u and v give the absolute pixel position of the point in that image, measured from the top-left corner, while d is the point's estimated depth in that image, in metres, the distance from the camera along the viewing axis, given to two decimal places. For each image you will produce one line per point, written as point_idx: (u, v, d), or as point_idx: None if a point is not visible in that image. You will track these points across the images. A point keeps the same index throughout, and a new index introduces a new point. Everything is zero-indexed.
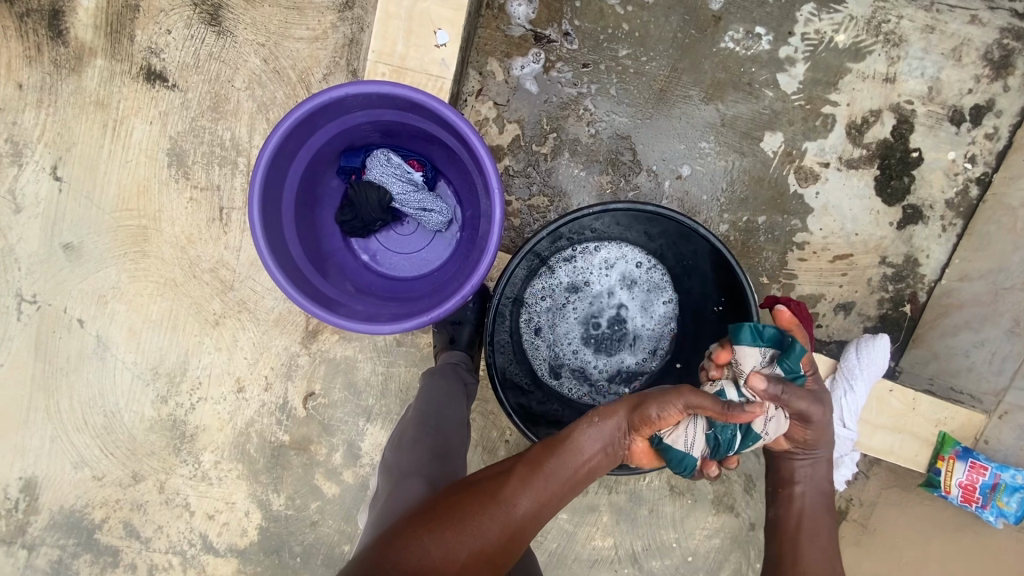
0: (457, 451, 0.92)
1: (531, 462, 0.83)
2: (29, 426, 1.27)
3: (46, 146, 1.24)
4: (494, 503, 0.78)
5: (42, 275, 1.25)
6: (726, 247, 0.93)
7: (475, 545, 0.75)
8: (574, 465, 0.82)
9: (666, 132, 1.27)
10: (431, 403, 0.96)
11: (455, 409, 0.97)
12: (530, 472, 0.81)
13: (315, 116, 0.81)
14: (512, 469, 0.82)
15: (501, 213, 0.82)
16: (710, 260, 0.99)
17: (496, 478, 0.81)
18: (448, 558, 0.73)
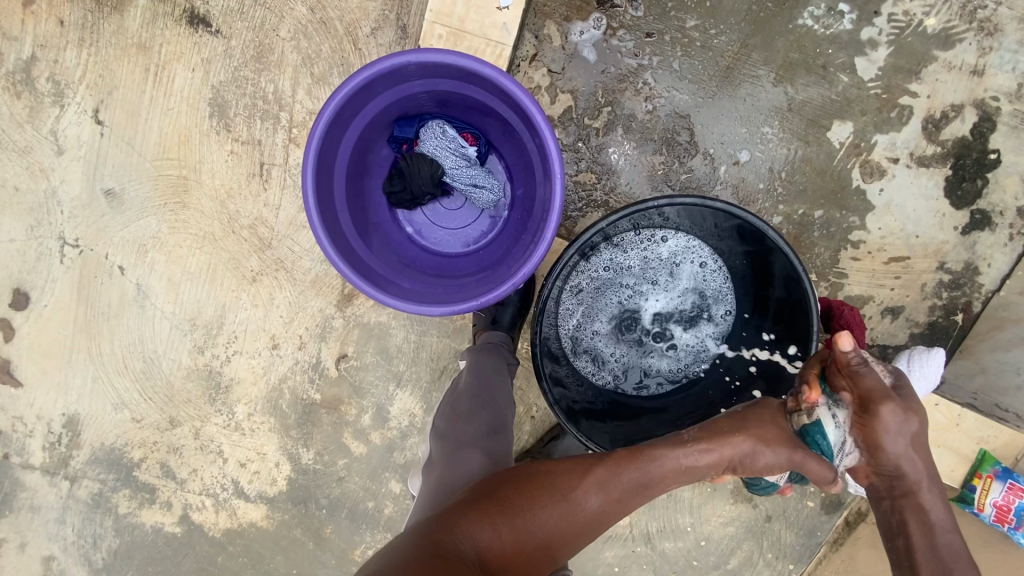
0: (508, 425, 0.94)
1: (613, 466, 0.81)
2: (72, 366, 1.31)
3: (88, 88, 1.21)
4: (561, 501, 0.78)
5: (84, 219, 1.25)
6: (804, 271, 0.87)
7: (536, 539, 0.75)
8: (660, 479, 0.81)
9: (728, 113, 1.20)
10: (481, 377, 0.97)
11: (503, 383, 0.98)
12: (607, 474, 0.80)
13: (371, 84, 0.77)
14: (590, 468, 0.81)
15: (561, 199, 0.78)
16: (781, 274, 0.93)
17: (565, 471, 0.81)
18: (510, 546, 0.74)
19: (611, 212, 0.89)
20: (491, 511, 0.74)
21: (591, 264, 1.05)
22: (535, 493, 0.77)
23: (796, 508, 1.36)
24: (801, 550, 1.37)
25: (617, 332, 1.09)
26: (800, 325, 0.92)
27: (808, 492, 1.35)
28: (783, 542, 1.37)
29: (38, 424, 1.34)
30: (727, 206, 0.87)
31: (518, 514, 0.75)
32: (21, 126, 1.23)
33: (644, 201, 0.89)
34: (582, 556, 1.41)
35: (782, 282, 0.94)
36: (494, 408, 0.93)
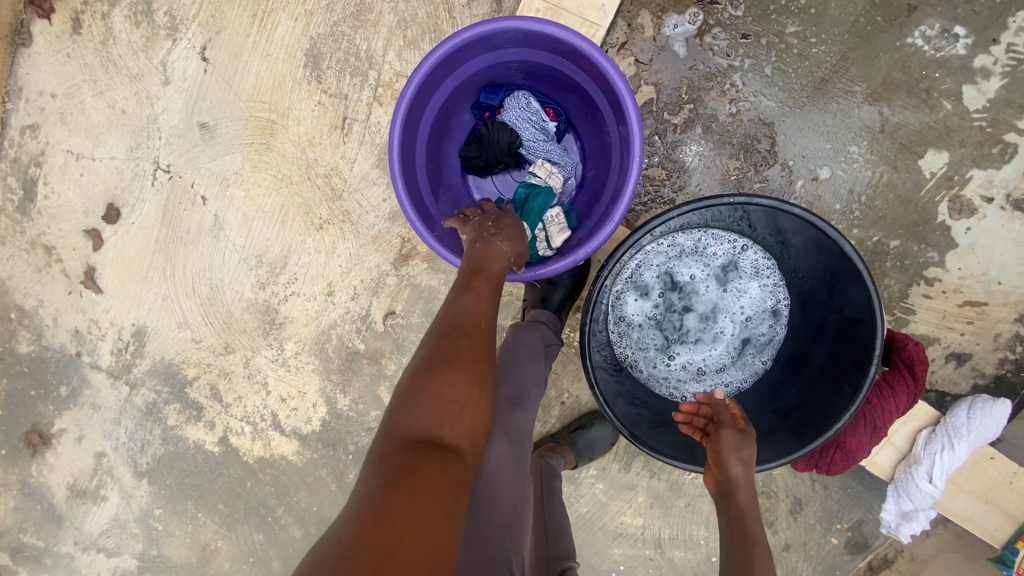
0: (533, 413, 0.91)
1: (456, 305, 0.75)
2: (147, 282, 1.41)
3: (200, 27, 1.29)
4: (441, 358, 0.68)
5: (177, 148, 1.34)
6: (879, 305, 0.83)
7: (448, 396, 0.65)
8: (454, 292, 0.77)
9: (815, 127, 1.16)
10: (515, 360, 0.94)
11: (533, 370, 0.94)
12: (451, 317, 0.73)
13: (468, 46, 0.80)
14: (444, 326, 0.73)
15: (635, 184, 0.79)
16: (850, 301, 0.89)
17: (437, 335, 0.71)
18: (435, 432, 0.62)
19: (684, 202, 0.86)
20: (417, 391, 0.65)
21: (654, 246, 1.04)
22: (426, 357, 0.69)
23: (819, 543, 1.31)
24: None
25: (663, 324, 1.07)
26: (857, 353, 0.88)
27: (835, 528, 1.30)
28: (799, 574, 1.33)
29: (111, 330, 1.46)
30: (804, 214, 0.84)
31: (428, 384, 0.65)
32: (136, 55, 1.33)
33: (719, 196, 0.86)
34: (590, 548, 1.41)
35: (848, 307, 0.90)
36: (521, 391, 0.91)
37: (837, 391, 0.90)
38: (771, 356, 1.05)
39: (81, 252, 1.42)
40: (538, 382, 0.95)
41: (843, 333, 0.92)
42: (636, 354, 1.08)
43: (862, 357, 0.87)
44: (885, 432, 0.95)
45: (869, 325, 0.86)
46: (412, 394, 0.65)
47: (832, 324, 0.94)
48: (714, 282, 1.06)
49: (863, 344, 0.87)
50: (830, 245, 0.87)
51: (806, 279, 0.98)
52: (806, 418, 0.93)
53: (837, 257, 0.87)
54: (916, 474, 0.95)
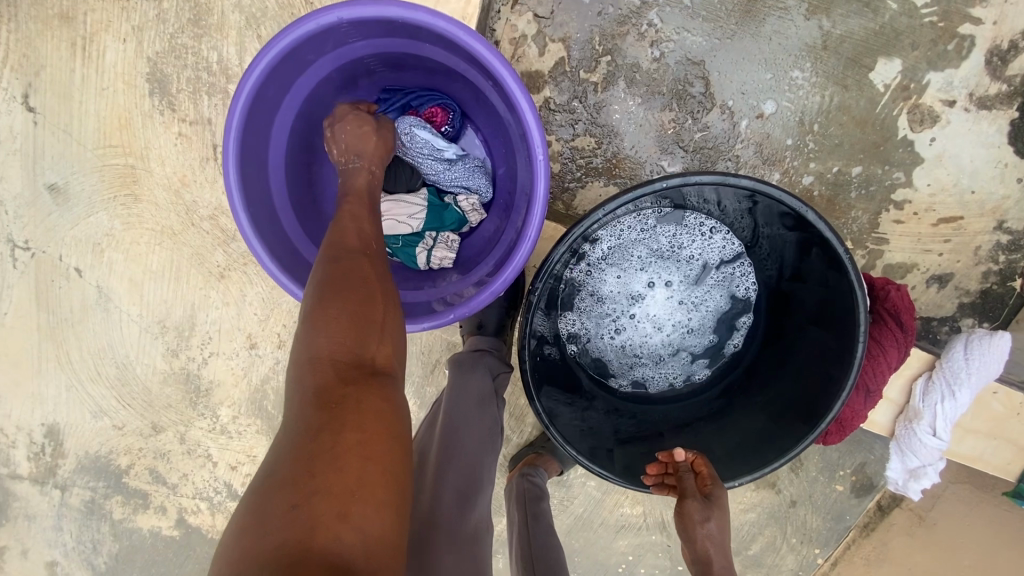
0: (484, 476, 0.82)
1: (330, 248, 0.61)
2: (43, 375, 1.23)
3: (13, 70, 1.06)
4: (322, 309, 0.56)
5: (30, 219, 1.13)
6: (856, 271, 0.71)
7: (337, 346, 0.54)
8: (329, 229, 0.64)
9: (750, 56, 1.01)
10: (459, 419, 0.83)
11: (484, 422, 0.85)
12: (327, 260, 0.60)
13: (299, 50, 0.62)
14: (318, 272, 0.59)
15: (546, 186, 0.65)
16: (823, 266, 0.76)
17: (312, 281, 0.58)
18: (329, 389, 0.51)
19: (611, 197, 0.69)
20: (319, 320, 0.54)
21: (609, 232, 0.87)
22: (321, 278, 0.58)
23: (825, 493, 1.26)
24: (828, 535, 1.27)
25: (624, 318, 0.95)
26: (840, 321, 0.76)
27: (837, 476, 1.25)
28: (809, 527, 1.28)
29: (19, 435, 1.28)
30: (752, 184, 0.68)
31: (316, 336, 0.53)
32: None
33: (651, 180, 0.69)
34: (594, 546, 1.34)
35: (825, 276, 0.77)
36: (471, 452, 0.81)
37: (825, 365, 0.80)
38: (744, 327, 0.94)
39: None
40: (491, 439, 0.85)
41: (820, 303, 0.80)
42: (599, 355, 0.95)
43: (843, 326, 0.76)
44: (881, 394, 0.84)
45: (849, 296, 0.74)
46: (314, 323, 0.54)
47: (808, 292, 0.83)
48: (676, 262, 0.92)
49: (842, 312, 0.76)
50: (792, 213, 0.74)
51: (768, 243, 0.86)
52: (797, 400, 0.83)
53: (803, 226, 0.74)
54: (918, 429, 0.87)
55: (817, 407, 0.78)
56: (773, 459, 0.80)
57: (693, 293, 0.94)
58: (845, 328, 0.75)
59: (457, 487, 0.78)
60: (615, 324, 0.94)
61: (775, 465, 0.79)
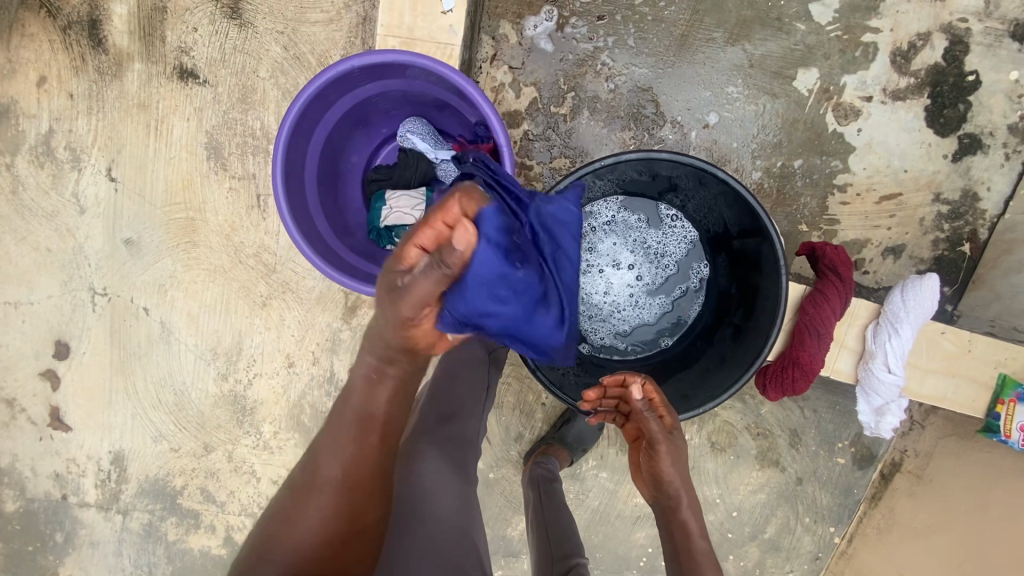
0: (471, 422, 0.97)
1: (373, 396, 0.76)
2: (113, 406, 1.42)
3: (100, 150, 1.32)
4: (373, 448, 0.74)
5: (108, 269, 1.36)
6: (767, 220, 0.87)
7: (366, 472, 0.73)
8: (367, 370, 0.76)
9: (690, 80, 1.22)
10: (453, 376, 0.99)
11: (476, 376, 1.01)
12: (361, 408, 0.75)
13: (324, 92, 0.81)
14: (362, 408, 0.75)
15: (511, 174, 0.84)
16: (746, 222, 0.93)
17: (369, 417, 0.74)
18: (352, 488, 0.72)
19: (560, 177, 0.90)
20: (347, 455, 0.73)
21: (595, 209, 1.11)
22: (335, 417, 0.74)
23: (828, 467, 1.31)
24: (839, 511, 1.32)
25: (605, 292, 1.12)
26: (766, 264, 0.91)
27: (837, 449, 1.30)
28: (819, 504, 1.33)
29: (89, 464, 1.44)
30: (669, 156, 0.87)
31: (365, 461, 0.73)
32: (46, 194, 1.35)
33: (591, 163, 0.90)
34: (614, 540, 1.39)
35: (750, 231, 0.93)
36: (462, 396, 0.97)
37: (761, 308, 0.93)
38: (705, 296, 1.10)
39: (41, 396, 1.42)
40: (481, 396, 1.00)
41: (751, 261, 0.96)
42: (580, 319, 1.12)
43: (770, 269, 0.90)
44: (831, 337, 0.97)
45: (766, 241, 0.90)
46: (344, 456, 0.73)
47: (743, 255, 0.98)
48: (642, 243, 1.11)
49: (770, 264, 0.90)
50: (721, 186, 0.92)
51: (712, 218, 1.03)
52: (745, 341, 0.94)
53: (734, 197, 0.92)
54: (874, 368, 0.96)
55: (757, 340, 0.91)
56: (720, 392, 0.91)
57: (659, 269, 1.11)
58: (773, 275, 0.90)
59: (446, 423, 0.94)
60: (590, 284, 1.12)
61: (723, 396, 0.90)
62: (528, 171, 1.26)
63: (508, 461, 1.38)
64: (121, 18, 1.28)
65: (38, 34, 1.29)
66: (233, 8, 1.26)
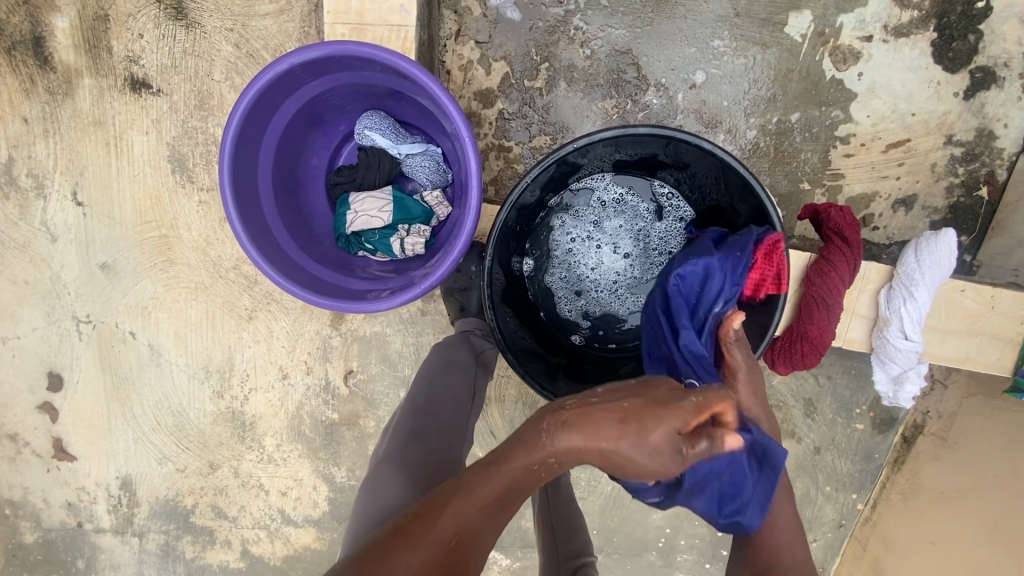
0: (451, 432, 0.91)
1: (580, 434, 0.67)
2: (114, 432, 1.40)
3: (62, 174, 1.27)
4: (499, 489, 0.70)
5: (90, 296, 1.33)
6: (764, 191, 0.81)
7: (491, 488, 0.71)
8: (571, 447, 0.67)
9: (672, 37, 1.13)
10: (428, 384, 0.94)
11: (457, 388, 0.94)
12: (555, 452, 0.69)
13: (266, 96, 0.74)
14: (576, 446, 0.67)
15: (478, 167, 0.78)
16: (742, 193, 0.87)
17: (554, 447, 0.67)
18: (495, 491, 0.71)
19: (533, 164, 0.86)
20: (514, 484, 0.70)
21: (584, 188, 1.05)
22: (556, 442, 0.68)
23: (847, 435, 1.26)
24: (861, 477, 1.28)
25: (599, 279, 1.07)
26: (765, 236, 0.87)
27: (856, 414, 1.25)
28: (839, 472, 1.29)
29: (99, 491, 1.44)
30: (647, 129, 0.82)
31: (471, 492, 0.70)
32: (15, 225, 1.30)
33: (564, 145, 0.86)
34: (630, 524, 1.36)
35: (746, 203, 0.88)
36: (443, 412, 0.91)
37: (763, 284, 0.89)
38: None
39: (42, 428, 1.40)
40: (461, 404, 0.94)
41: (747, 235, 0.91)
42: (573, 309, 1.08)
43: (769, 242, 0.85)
44: (842, 307, 0.90)
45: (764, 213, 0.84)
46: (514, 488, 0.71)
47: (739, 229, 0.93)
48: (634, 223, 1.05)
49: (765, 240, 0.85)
50: (709, 158, 0.87)
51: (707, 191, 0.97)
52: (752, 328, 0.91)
53: (724, 168, 0.87)
54: (890, 335, 0.91)
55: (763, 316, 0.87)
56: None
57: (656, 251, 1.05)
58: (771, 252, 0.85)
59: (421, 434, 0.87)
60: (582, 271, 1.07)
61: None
62: (507, 153, 1.18)
63: None
64: (63, 31, 1.21)
65: None
66: (177, 8, 1.19)
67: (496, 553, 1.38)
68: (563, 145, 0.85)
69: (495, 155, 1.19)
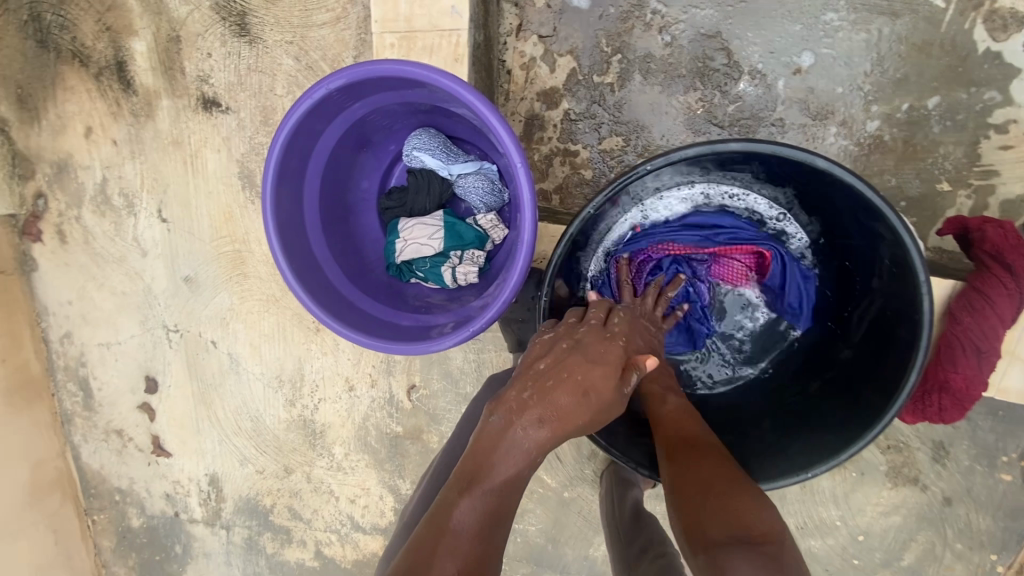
0: None
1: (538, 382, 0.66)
2: (201, 433, 1.49)
3: (149, 192, 1.34)
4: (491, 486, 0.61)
5: (176, 306, 1.40)
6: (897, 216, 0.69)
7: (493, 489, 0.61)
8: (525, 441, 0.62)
9: (770, 15, 0.95)
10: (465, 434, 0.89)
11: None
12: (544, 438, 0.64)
13: (307, 123, 0.69)
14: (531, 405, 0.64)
15: (531, 191, 0.69)
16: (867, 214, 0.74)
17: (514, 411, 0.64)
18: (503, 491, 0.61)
19: (596, 193, 0.75)
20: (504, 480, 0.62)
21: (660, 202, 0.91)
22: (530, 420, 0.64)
23: (987, 484, 1.06)
24: (1006, 536, 1.07)
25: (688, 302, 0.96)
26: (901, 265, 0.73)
27: (1002, 463, 1.05)
28: (976, 528, 1.08)
29: (191, 485, 1.54)
30: (742, 146, 0.70)
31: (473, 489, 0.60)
32: (111, 240, 1.39)
33: (634, 167, 0.74)
34: None
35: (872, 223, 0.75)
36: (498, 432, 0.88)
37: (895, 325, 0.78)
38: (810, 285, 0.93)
39: (143, 426, 1.52)
40: None
41: (875, 256, 0.80)
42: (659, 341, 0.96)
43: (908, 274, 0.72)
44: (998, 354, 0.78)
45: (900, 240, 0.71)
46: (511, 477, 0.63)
47: (864, 247, 0.81)
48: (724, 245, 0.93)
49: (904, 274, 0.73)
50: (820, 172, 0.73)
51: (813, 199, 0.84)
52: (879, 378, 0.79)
53: (841, 184, 0.73)
54: None
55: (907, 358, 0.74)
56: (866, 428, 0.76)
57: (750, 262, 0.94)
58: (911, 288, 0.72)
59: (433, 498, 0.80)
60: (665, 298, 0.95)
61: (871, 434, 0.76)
62: (574, 158, 1.06)
63: (584, 480, 1.27)
64: (143, 55, 1.25)
65: (76, 84, 1.31)
66: (240, 24, 1.18)
67: None
68: (634, 167, 0.73)
69: (561, 161, 1.07)
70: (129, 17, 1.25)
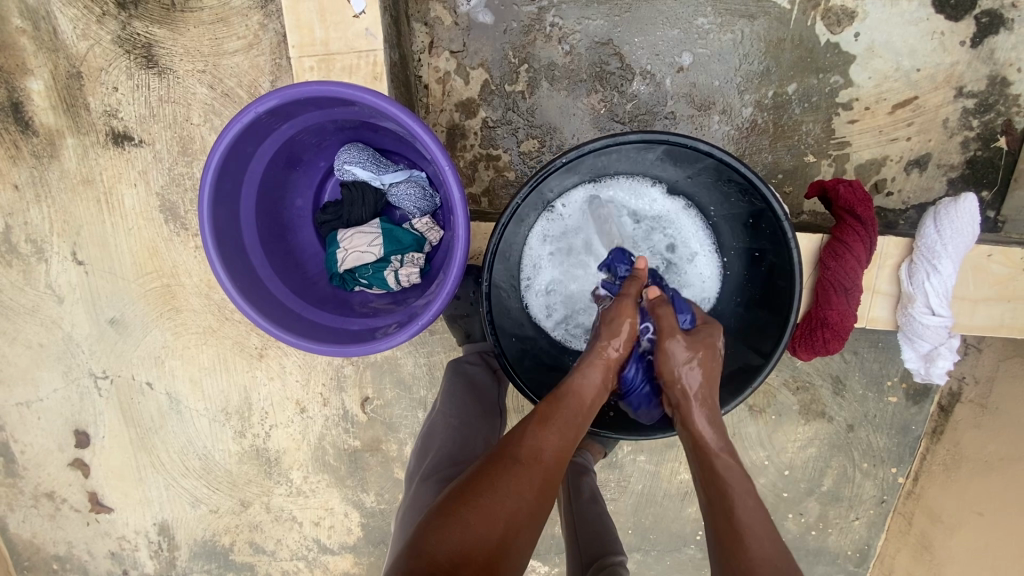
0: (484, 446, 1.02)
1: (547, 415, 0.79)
2: (145, 481, 1.42)
3: (60, 236, 1.27)
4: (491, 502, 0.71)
5: (103, 352, 1.34)
6: (761, 179, 0.82)
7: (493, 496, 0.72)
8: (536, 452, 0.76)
9: (651, 21, 1.09)
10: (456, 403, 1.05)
11: (485, 403, 1.09)
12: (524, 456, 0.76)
13: (239, 147, 0.77)
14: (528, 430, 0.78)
15: (460, 191, 0.75)
16: (739, 187, 0.88)
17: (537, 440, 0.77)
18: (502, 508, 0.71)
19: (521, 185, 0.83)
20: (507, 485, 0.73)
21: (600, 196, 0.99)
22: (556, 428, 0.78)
23: (880, 409, 1.23)
24: (900, 450, 1.25)
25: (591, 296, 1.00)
26: (762, 226, 0.90)
27: (888, 387, 1.22)
28: (876, 448, 1.25)
29: (139, 538, 1.46)
30: (638, 136, 0.82)
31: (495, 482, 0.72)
32: (21, 290, 1.31)
33: (550, 162, 0.83)
34: (665, 520, 1.34)
35: (739, 193, 0.89)
36: (480, 436, 1.04)
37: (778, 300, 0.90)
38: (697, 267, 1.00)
39: (76, 484, 1.42)
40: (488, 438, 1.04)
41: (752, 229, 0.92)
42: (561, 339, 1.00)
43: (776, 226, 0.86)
44: (859, 288, 0.92)
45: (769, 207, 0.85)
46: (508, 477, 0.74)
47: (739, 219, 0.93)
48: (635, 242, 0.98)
49: (777, 240, 0.87)
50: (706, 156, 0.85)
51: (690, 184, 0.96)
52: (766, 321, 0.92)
53: (722, 166, 0.86)
54: (915, 312, 0.93)
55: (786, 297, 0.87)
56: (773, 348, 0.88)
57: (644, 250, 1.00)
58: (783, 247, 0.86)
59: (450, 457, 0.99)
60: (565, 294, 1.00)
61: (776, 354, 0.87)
62: (497, 162, 1.14)
63: None
64: (40, 94, 1.20)
65: None
66: (147, 56, 1.17)
67: (535, 563, 1.37)
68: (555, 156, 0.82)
69: (485, 166, 1.15)
70: (19, 54, 1.19)
